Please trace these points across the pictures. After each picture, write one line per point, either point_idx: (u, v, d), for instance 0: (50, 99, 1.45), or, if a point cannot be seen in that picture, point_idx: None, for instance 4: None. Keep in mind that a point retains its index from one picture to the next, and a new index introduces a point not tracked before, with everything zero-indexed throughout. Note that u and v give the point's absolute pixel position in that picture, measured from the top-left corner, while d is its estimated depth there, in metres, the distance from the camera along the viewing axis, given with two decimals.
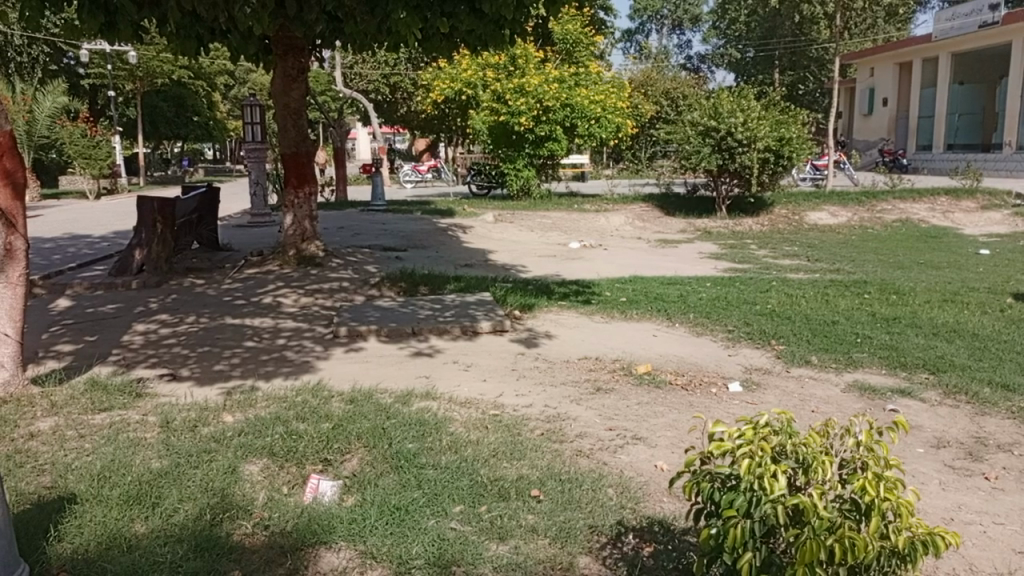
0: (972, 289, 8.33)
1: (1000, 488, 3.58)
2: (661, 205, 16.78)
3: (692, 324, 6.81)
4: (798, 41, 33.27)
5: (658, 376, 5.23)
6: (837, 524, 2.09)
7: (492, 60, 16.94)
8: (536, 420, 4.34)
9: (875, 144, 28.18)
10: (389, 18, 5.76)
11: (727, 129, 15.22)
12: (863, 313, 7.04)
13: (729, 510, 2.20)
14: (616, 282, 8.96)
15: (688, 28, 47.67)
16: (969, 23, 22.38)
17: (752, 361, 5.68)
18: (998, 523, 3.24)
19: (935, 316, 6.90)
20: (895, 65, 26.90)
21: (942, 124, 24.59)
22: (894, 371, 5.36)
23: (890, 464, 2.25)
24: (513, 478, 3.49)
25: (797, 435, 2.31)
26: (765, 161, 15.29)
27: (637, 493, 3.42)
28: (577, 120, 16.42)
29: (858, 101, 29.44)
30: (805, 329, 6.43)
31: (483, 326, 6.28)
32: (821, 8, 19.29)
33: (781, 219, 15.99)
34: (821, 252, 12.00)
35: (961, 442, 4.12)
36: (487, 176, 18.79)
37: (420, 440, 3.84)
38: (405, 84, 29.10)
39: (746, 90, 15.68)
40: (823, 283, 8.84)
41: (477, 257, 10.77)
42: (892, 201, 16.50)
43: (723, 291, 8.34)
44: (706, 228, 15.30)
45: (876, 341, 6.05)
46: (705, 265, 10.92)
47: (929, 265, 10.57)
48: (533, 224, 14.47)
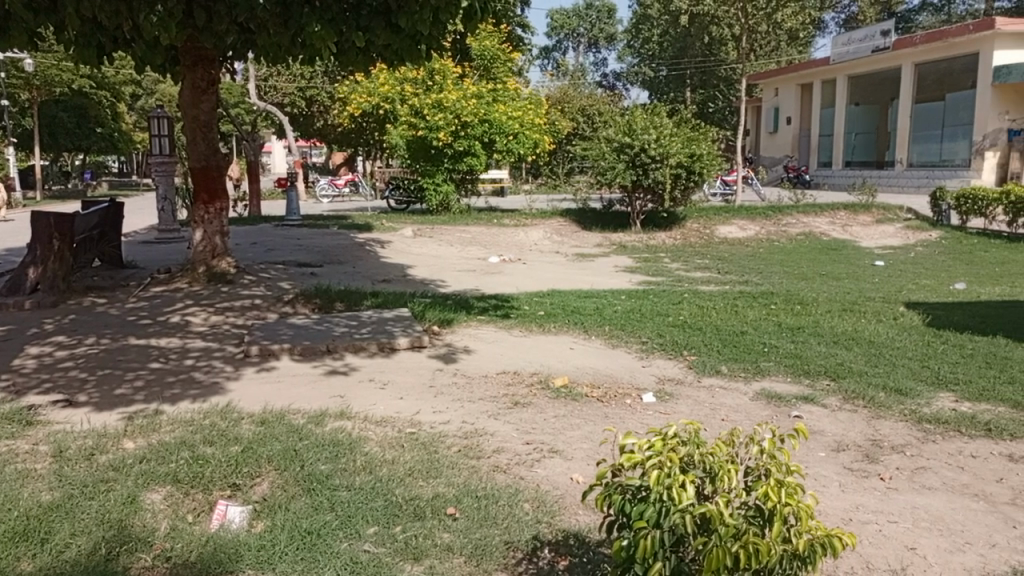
0: (868, 299, 8.78)
1: (894, 487, 3.76)
2: (577, 220, 17.10)
3: (608, 336, 6.94)
4: (708, 61, 34.54)
5: (574, 390, 5.29)
6: (742, 530, 2.15)
7: (410, 74, 16.88)
8: (453, 436, 4.31)
9: (780, 161, 29.61)
10: (303, 31, 5.70)
11: (641, 145, 15.61)
12: (769, 323, 7.34)
13: (640, 522, 2.24)
14: (534, 296, 9.04)
15: (603, 46, 48.90)
16: (863, 48, 23.75)
17: (665, 371, 5.82)
18: (892, 521, 3.40)
19: (836, 325, 7.24)
20: (797, 86, 28.28)
21: (841, 142, 25.94)
22: (798, 378, 5.59)
23: (791, 470, 2.33)
24: (428, 496, 3.45)
25: (704, 444, 2.36)
26: (677, 176, 15.78)
27: (553, 507, 3.43)
28: (495, 135, 16.46)
29: (764, 120, 30.73)
30: (715, 339, 6.64)
31: (401, 342, 6.22)
32: (730, 30, 19.96)
33: (692, 232, 16.51)
34: (730, 265, 12.42)
35: (859, 444, 4.33)
36: (406, 190, 18.72)
37: (334, 462, 3.76)
38: (322, 97, 28.57)
39: (658, 108, 16.15)
40: (732, 295, 9.13)
41: (396, 273, 10.67)
42: (797, 216, 17.26)
43: (636, 303, 8.55)
44: (622, 242, 15.63)
45: (781, 349, 6.31)
46: (620, 279, 11.14)
47: (829, 276, 11.08)
48: (453, 238, 14.47)
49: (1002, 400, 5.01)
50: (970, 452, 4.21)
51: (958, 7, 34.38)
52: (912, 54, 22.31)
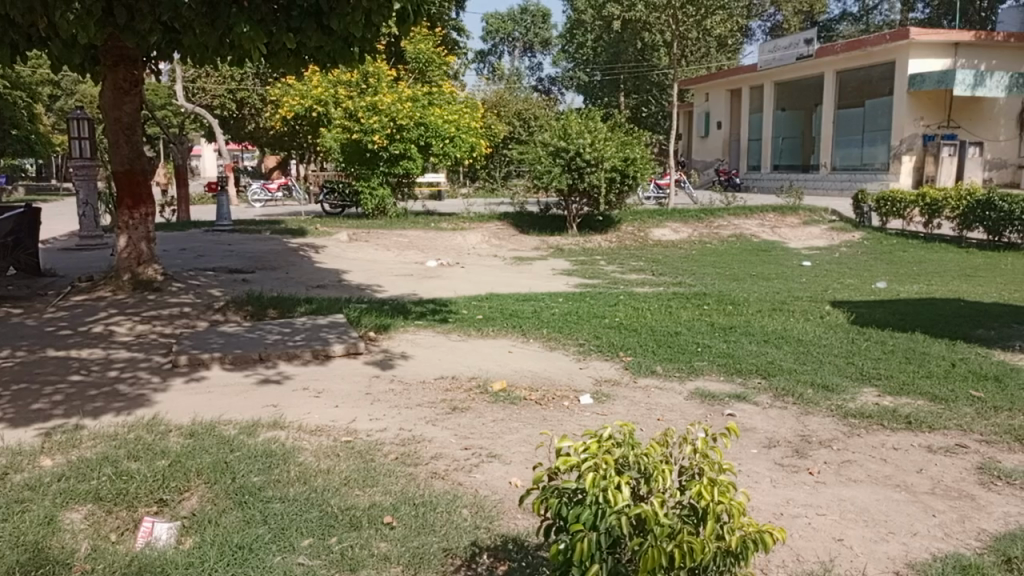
0: (796, 298, 9.06)
1: (822, 481, 3.89)
2: (514, 223, 17.15)
3: (546, 338, 6.97)
4: (641, 66, 35.25)
5: (513, 393, 5.29)
6: (676, 529, 2.18)
7: (344, 77, 16.64)
8: (390, 444, 4.25)
9: (711, 164, 30.36)
10: (231, 31, 5.54)
11: (576, 150, 15.75)
12: (702, 323, 7.49)
13: (576, 525, 2.24)
14: (472, 300, 9.02)
15: (538, 51, 49.27)
16: (788, 55, 24.66)
17: (602, 373, 5.87)
18: (820, 514, 3.50)
19: (765, 324, 7.44)
20: (726, 92, 29.06)
21: (768, 146, 26.75)
22: (730, 377, 5.72)
23: (724, 468, 2.37)
24: (365, 506, 3.39)
25: (638, 446, 2.38)
26: (612, 180, 15.98)
27: (491, 512, 3.42)
28: (430, 139, 16.37)
29: (696, 124, 31.45)
30: (651, 340, 6.74)
31: (336, 349, 6.11)
32: (661, 37, 20.32)
33: (627, 235, 16.76)
34: (664, 267, 12.65)
35: (788, 440, 4.45)
36: (340, 194, 18.46)
37: (266, 473, 3.67)
38: (253, 100, 27.91)
39: (593, 113, 16.33)
40: (667, 296, 9.29)
41: (331, 278, 10.50)
42: (728, 218, 17.71)
43: (574, 305, 8.62)
44: (559, 245, 15.76)
45: (714, 349, 6.45)
46: (557, 281, 11.21)
47: (759, 276, 11.40)
48: (390, 242, 14.32)
49: (922, 394, 5.22)
50: (892, 444, 4.38)
51: (875, 18, 35.81)
52: (834, 62, 23.19)
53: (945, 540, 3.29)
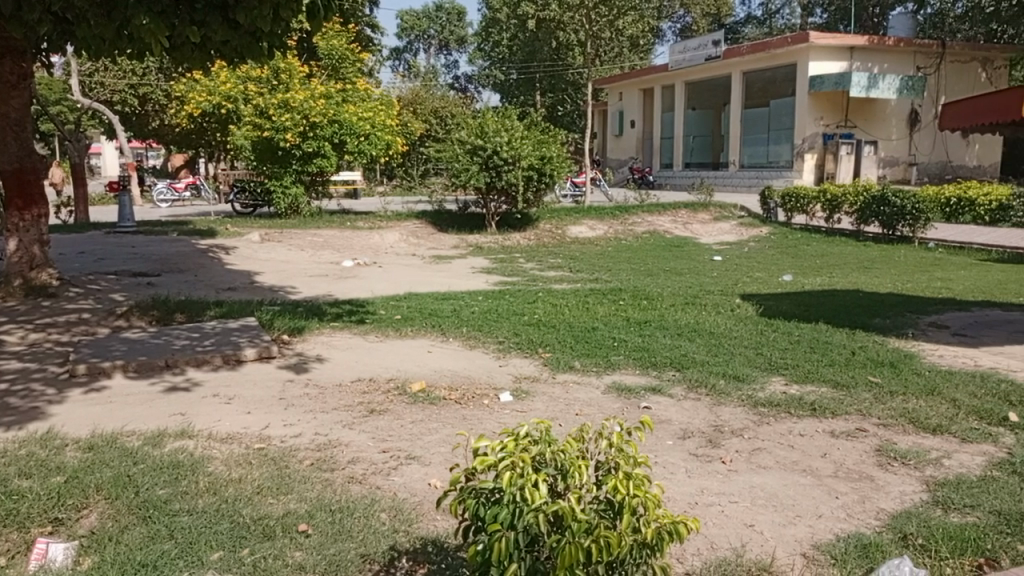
0: (708, 292, 9.34)
1: (733, 469, 4.00)
2: (433, 221, 17.03)
3: (465, 337, 6.94)
4: (557, 65, 35.60)
5: (432, 393, 5.24)
6: (594, 525, 2.20)
7: (253, 72, 16.13)
8: (305, 449, 4.14)
9: (626, 162, 31.00)
10: (129, 23, 5.28)
11: (493, 148, 15.77)
12: (618, 318, 7.62)
13: (493, 525, 2.23)
14: (390, 300, 8.90)
15: (454, 49, 49.13)
16: (697, 56, 25.35)
17: (522, 370, 5.90)
18: (733, 501, 3.61)
19: (679, 318, 7.63)
20: (639, 92, 29.72)
21: (680, 144, 27.50)
22: (646, 370, 5.84)
23: (638, 461, 2.40)
24: (279, 514, 3.29)
25: (555, 442, 2.39)
26: (529, 178, 16.07)
27: (410, 514, 3.37)
28: (345, 136, 16.07)
29: (610, 123, 32.00)
30: (569, 336, 6.81)
31: (247, 354, 5.91)
32: (576, 36, 20.55)
33: (545, 233, 16.90)
34: (582, 263, 12.81)
35: (702, 431, 4.57)
36: (251, 193, 17.90)
37: (173, 485, 3.51)
38: (157, 95, 26.74)
39: (509, 111, 16.37)
40: (584, 292, 9.42)
41: (243, 280, 10.16)
42: (642, 215, 18.10)
43: (493, 303, 8.63)
44: (477, 243, 15.74)
45: (630, 343, 6.57)
46: (477, 279, 11.20)
47: (673, 271, 11.70)
48: (304, 242, 13.99)
49: (825, 382, 5.46)
50: (798, 431, 4.56)
51: (778, 22, 37.32)
52: (741, 63, 24.00)
53: (848, 520, 3.45)
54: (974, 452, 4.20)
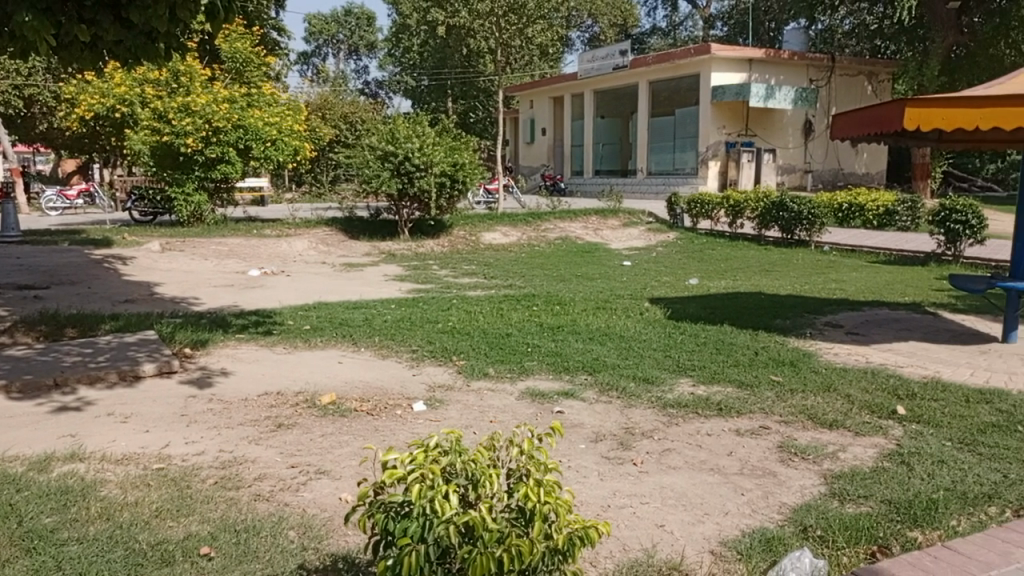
0: (619, 296, 9.53)
1: (644, 470, 4.08)
2: (344, 229, 16.72)
3: (377, 347, 6.82)
4: (468, 72, 35.65)
5: (343, 405, 5.12)
6: (505, 534, 2.19)
7: (151, 74, 15.42)
8: (208, 468, 3.97)
9: (538, 169, 31.37)
10: (10, 19, 4.96)
11: (405, 154, 15.63)
12: (532, 324, 7.66)
13: (403, 538, 2.19)
14: (300, 309, 8.68)
15: (364, 54, 48.57)
16: (606, 65, 25.78)
17: (436, 378, 5.84)
18: (643, 503, 3.67)
19: (591, 323, 7.74)
20: (550, 99, 30.12)
21: (590, 151, 28.01)
22: (559, 374, 5.89)
23: (549, 467, 2.40)
24: (179, 538, 3.14)
25: (465, 452, 2.36)
26: (442, 185, 16.01)
27: (320, 530, 3.27)
28: (251, 142, 15.59)
29: (522, 130, 32.27)
30: (483, 343, 6.80)
31: (146, 369, 5.63)
32: (486, 44, 20.61)
33: (459, 239, 16.88)
34: (496, 270, 12.85)
35: (613, 434, 4.64)
36: (150, 201, 17.14)
37: (61, 512, 3.29)
38: (44, 97, 25.24)
39: (420, 117, 16.27)
40: (498, 299, 9.44)
41: (141, 292, 9.69)
42: (554, 221, 18.31)
43: (406, 311, 8.53)
44: (390, 250, 15.56)
45: (544, 349, 6.62)
46: (389, 287, 11.06)
47: (585, 277, 11.88)
48: (207, 251, 13.48)
49: (729, 381, 5.65)
50: (705, 431, 4.69)
51: (681, 33, 38.61)
52: (647, 72, 24.64)
53: (752, 516, 3.56)
54: (867, 445, 4.43)
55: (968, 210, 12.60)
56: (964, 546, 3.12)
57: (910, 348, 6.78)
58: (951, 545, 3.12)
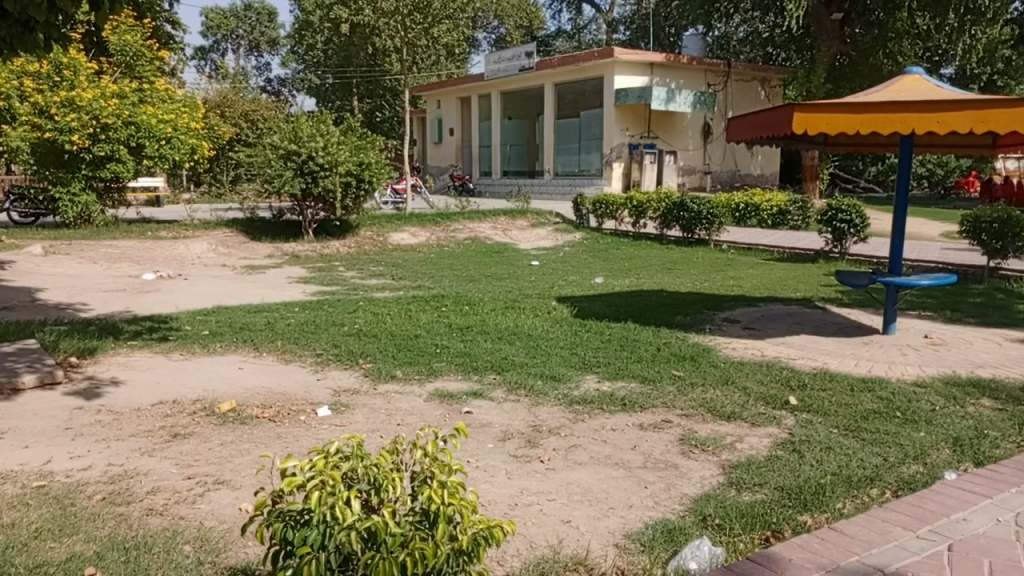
0: (527, 296, 9.61)
1: (551, 467, 4.12)
2: (245, 230, 16.18)
3: (281, 351, 6.63)
4: (374, 70, 35.18)
5: (244, 412, 4.95)
6: (409, 538, 2.16)
7: (31, 67, 14.47)
8: (96, 483, 3.75)
9: (446, 169, 31.31)
10: None
11: (308, 153, 15.27)
12: (440, 325, 7.62)
13: (302, 548, 2.12)
14: (197, 314, 8.34)
15: (266, 50, 47.22)
16: (511, 66, 26.01)
17: (341, 382, 5.72)
18: (550, 499, 3.71)
19: (499, 322, 7.77)
20: (457, 100, 30.08)
21: (497, 152, 28.15)
22: (467, 375, 5.89)
23: (453, 469, 2.38)
24: (61, 560, 2.95)
25: (368, 457, 2.31)
26: (347, 184, 15.71)
27: (217, 543, 3.15)
28: (143, 140, 14.86)
29: (429, 130, 32.10)
30: (390, 345, 6.72)
31: (26, 381, 5.27)
32: (392, 43, 20.36)
33: (365, 240, 16.63)
34: (403, 270, 12.74)
35: (521, 432, 4.66)
36: (32, 201, 16.09)
37: None
38: None
39: (324, 115, 15.91)
40: (405, 300, 9.35)
41: (21, 298, 9.07)
42: (463, 221, 18.30)
43: (311, 314, 8.33)
44: (294, 251, 15.17)
45: (452, 349, 6.60)
46: (294, 290, 10.79)
47: (493, 277, 11.92)
48: (96, 254, 12.78)
49: (633, 377, 5.79)
50: (610, 426, 4.78)
51: (586, 36, 39.30)
52: (553, 74, 24.94)
53: (655, 508, 3.66)
54: (762, 435, 4.62)
55: (853, 210, 13.35)
56: (848, 527, 3.30)
57: (800, 341, 7.14)
58: (837, 527, 3.30)
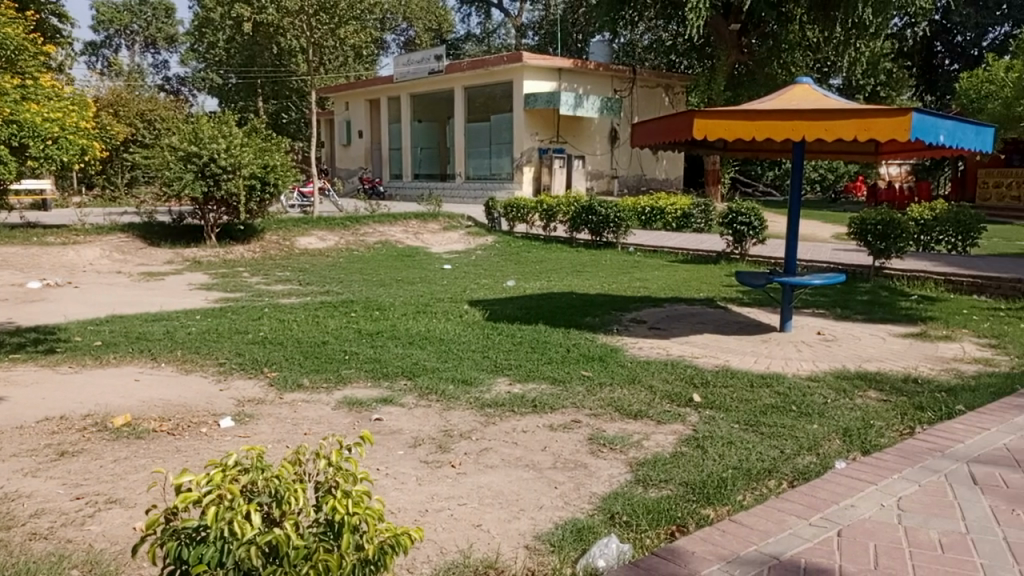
0: (438, 300, 9.56)
1: (462, 472, 4.10)
2: (142, 235, 15.45)
3: (180, 361, 6.35)
4: (279, 71, 34.32)
5: (139, 427, 4.72)
6: (312, 550, 2.10)
7: None
8: None
9: (356, 172, 30.85)
10: None
11: (210, 155, 14.72)
12: (349, 331, 7.48)
13: (199, 567, 2.03)
14: (89, 324, 7.90)
15: (163, 47, 45.34)
16: (422, 69, 25.94)
17: (245, 392, 5.53)
18: (460, 504, 3.70)
19: (410, 327, 7.70)
20: (366, 102, 29.69)
21: (408, 155, 27.93)
22: (377, 381, 5.79)
23: (358, 477, 2.34)
24: None
25: (268, 469, 2.24)
26: (252, 188, 15.24)
27: (109, 566, 2.98)
28: None
29: (338, 132, 31.55)
30: (297, 352, 6.55)
31: None
32: (297, 43, 19.89)
33: (271, 244, 16.16)
34: (311, 276, 12.45)
35: (432, 437, 4.63)
36: None
37: None
38: None
39: (226, 116, 15.39)
40: (313, 306, 9.14)
41: None
42: (372, 225, 18.05)
43: (213, 322, 8.03)
44: (195, 257, 14.59)
45: (362, 355, 6.49)
46: (195, 297, 10.38)
47: (404, 281, 11.82)
48: None
49: (544, 378, 5.85)
50: (521, 428, 4.81)
51: (495, 40, 39.49)
52: (462, 78, 24.96)
53: (565, 507, 3.70)
54: (667, 432, 4.75)
55: (751, 213, 13.93)
56: (747, 518, 3.43)
57: (703, 340, 7.37)
58: (736, 519, 3.42)
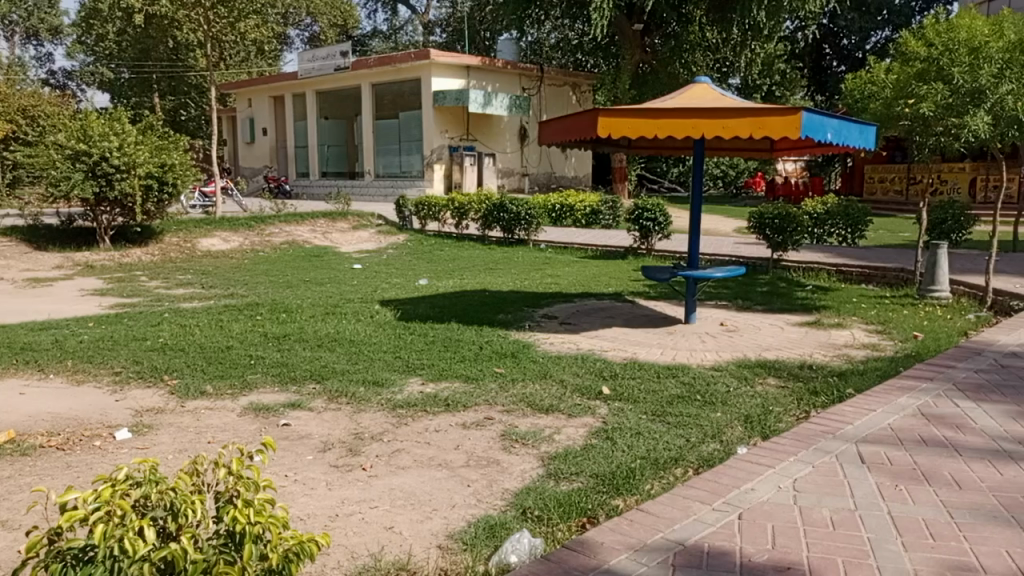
0: (348, 300, 9.40)
1: (373, 474, 4.05)
2: (27, 239, 14.52)
3: (71, 371, 6.00)
4: (175, 66, 32.91)
5: (25, 443, 4.43)
6: (211, 563, 2.03)
7: None
8: None
9: (261, 171, 29.93)
10: None
11: (101, 153, 13.95)
12: (255, 335, 7.27)
13: None
14: None
15: (46, 39, 42.65)
16: (327, 65, 25.13)
17: (143, 402, 5.28)
18: (371, 507, 3.64)
19: (318, 329, 7.54)
20: (269, 99, 28.84)
21: (315, 153, 27.30)
22: (285, 386, 5.63)
23: (260, 485, 2.26)
24: None
25: (163, 481, 2.14)
26: (148, 188, 14.56)
27: None
28: None
29: (241, 129, 30.54)
30: (199, 358, 6.31)
31: None
32: (194, 37, 19.08)
33: (171, 246, 15.49)
34: (214, 278, 12.00)
35: (342, 440, 4.54)
36: None
37: None
38: None
39: (118, 113, 14.62)
40: (216, 309, 8.82)
41: None
42: (278, 225, 17.57)
43: (108, 329, 7.63)
44: (88, 261, 13.83)
45: (268, 360, 6.30)
46: (88, 303, 9.84)
47: (312, 282, 11.56)
48: None
49: (456, 376, 5.83)
50: (433, 427, 4.78)
51: (402, 37, 39.04)
52: (369, 74, 24.56)
53: (477, 505, 3.70)
54: (578, 425, 4.83)
55: (657, 209, 14.31)
56: (654, 507, 3.52)
57: (612, 334, 7.52)
58: (644, 507, 3.51)
